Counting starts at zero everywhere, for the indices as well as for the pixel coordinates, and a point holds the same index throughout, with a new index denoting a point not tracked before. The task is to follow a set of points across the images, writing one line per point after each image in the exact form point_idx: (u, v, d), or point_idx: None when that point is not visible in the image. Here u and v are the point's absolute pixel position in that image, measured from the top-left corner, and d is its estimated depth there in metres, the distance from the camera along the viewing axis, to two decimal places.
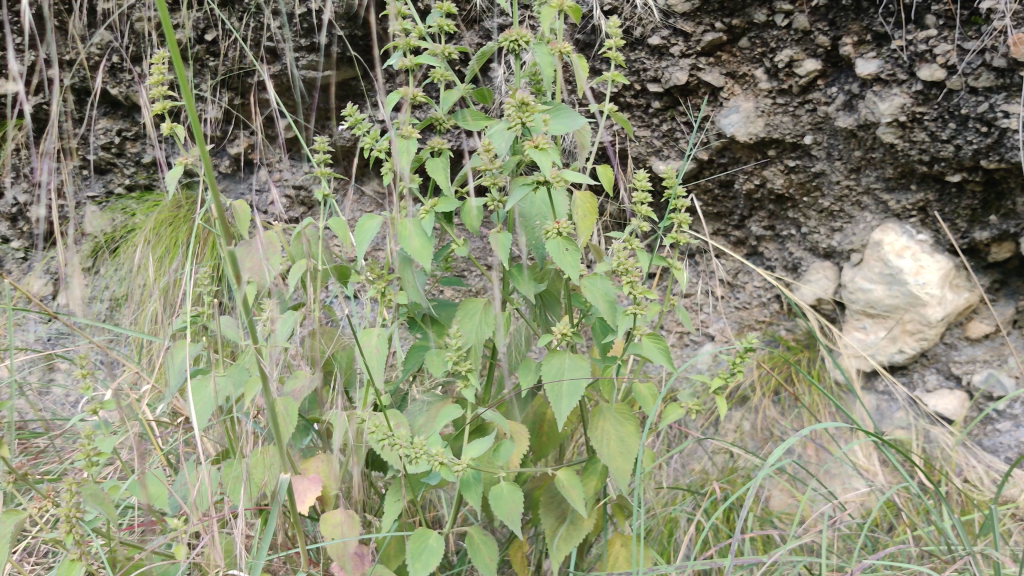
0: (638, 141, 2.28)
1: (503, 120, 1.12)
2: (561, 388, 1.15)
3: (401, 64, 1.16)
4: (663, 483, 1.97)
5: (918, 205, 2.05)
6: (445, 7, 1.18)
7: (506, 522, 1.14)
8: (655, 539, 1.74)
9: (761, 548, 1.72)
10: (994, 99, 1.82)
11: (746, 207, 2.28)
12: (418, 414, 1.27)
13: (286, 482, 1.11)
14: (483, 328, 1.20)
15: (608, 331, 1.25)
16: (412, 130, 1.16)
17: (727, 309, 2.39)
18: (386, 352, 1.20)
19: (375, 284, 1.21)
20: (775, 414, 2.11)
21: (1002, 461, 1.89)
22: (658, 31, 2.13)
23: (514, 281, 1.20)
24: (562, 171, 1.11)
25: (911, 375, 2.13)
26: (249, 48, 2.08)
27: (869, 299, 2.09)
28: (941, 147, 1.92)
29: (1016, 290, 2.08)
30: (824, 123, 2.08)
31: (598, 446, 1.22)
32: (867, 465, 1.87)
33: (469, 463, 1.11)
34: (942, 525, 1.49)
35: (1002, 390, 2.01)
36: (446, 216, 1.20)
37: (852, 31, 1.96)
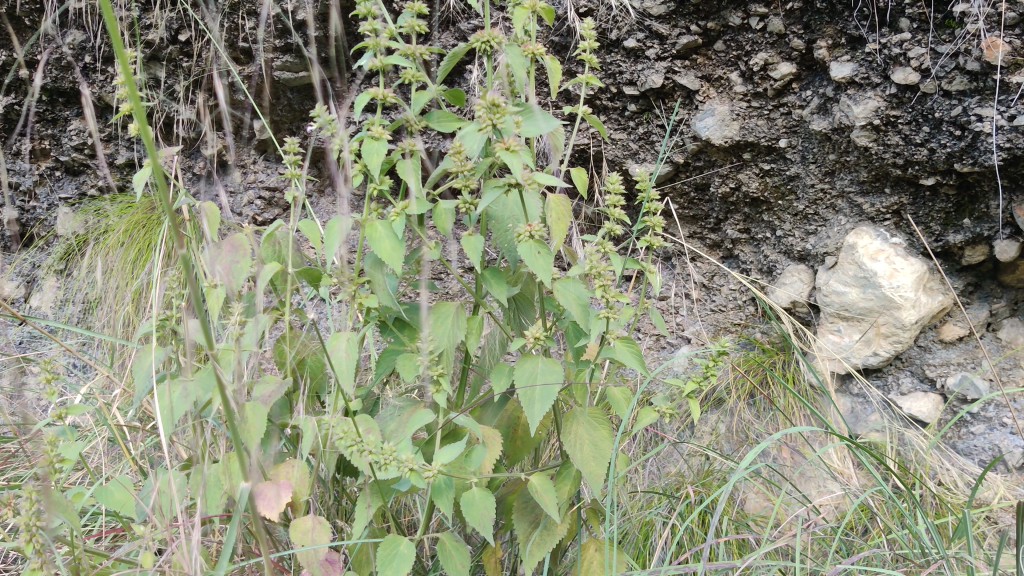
0: (615, 143, 2.28)
1: (473, 121, 1.08)
2: (534, 393, 1.13)
3: (371, 65, 1.14)
4: (639, 486, 1.97)
5: (892, 208, 2.05)
6: (415, 7, 1.16)
7: (477, 528, 1.13)
8: (630, 543, 1.74)
9: (736, 552, 1.72)
10: (967, 102, 1.81)
11: (721, 210, 2.31)
12: (390, 418, 1.25)
13: (249, 489, 1.02)
14: (456, 332, 1.18)
15: (581, 335, 1.23)
16: (382, 132, 1.14)
17: (703, 312, 2.40)
18: (356, 357, 1.17)
19: (345, 287, 1.19)
20: (750, 416, 2.11)
21: (975, 464, 1.90)
22: (633, 34, 2.13)
23: (487, 285, 1.17)
24: (534, 174, 1.09)
25: (885, 378, 2.14)
26: (222, 48, 2.07)
27: (843, 302, 2.09)
28: (915, 150, 1.92)
29: (990, 294, 2.09)
30: (798, 127, 2.09)
31: (572, 451, 1.21)
32: (841, 468, 1.87)
33: (440, 469, 1.09)
34: (915, 530, 1.49)
35: (976, 393, 2.01)
36: (417, 218, 1.18)
37: (826, 35, 1.97)
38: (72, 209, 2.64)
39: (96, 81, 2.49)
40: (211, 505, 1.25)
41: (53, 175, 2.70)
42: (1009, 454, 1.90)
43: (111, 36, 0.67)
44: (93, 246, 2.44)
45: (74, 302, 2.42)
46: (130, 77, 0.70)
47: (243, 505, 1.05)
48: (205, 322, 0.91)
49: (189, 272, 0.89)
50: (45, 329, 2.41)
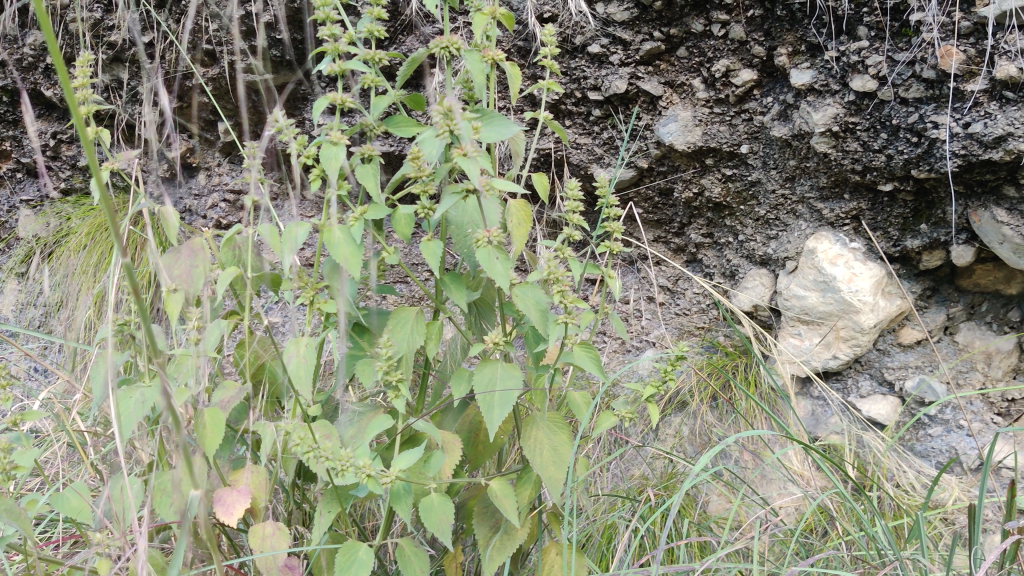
0: (580, 148, 2.29)
1: (431, 127, 1.07)
2: (493, 399, 1.13)
3: (329, 69, 1.13)
4: (603, 489, 1.98)
5: (851, 214, 2.07)
6: (375, 12, 1.16)
7: (436, 534, 1.12)
8: (593, 546, 1.74)
9: (698, 554, 1.73)
10: (924, 109, 1.84)
11: (685, 214, 2.34)
12: (349, 423, 1.24)
13: (201, 497, 1.02)
14: (415, 338, 1.18)
15: (541, 340, 1.23)
16: (341, 136, 1.13)
17: (667, 316, 2.42)
18: (315, 362, 1.17)
19: (304, 292, 1.19)
20: (712, 419, 2.13)
21: (931, 466, 1.93)
22: (597, 40, 2.14)
23: (446, 290, 1.17)
24: (492, 179, 1.08)
25: (845, 381, 2.17)
26: (185, 51, 2.05)
27: (804, 306, 2.11)
28: (873, 157, 1.94)
29: (947, 298, 2.12)
30: (759, 133, 2.12)
31: (531, 456, 1.21)
32: (801, 471, 1.89)
33: (397, 475, 1.09)
34: (871, 532, 1.51)
35: (934, 396, 2.04)
36: (376, 223, 1.17)
37: (786, 42, 1.98)
38: (33, 212, 2.61)
39: (57, 82, 2.46)
40: (168, 512, 1.24)
41: (14, 177, 2.66)
42: (964, 457, 1.93)
43: (45, 35, 0.66)
44: (54, 249, 2.41)
45: (35, 305, 2.39)
46: (65, 76, 0.68)
47: (193, 513, 1.05)
48: (152, 332, 0.91)
49: (133, 276, 0.88)
50: (5, 334, 2.38)
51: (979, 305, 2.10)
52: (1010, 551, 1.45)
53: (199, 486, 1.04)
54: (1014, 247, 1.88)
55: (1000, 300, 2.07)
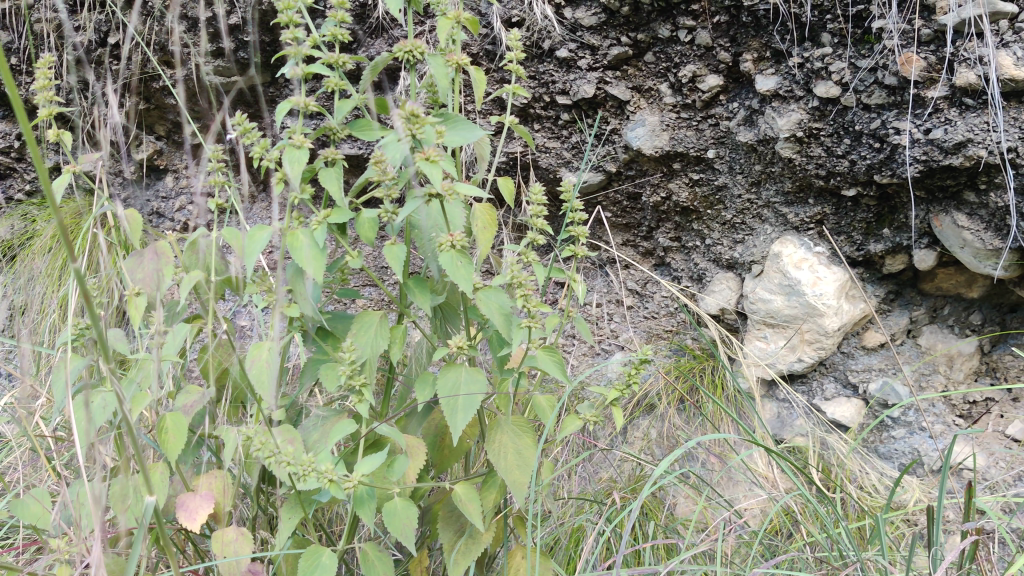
0: (549, 152, 2.30)
1: (393, 132, 1.07)
2: (457, 403, 1.14)
3: (292, 72, 1.12)
4: (571, 492, 1.98)
5: (816, 218, 2.10)
6: (339, 15, 1.16)
7: (399, 538, 1.12)
8: (560, 549, 1.75)
9: (664, 556, 1.74)
10: (886, 115, 1.86)
11: (653, 218, 2.35)
12: (312, 428, 1.24)
13: (155, 503, 1.01)
14: (379, 342, 1.18)
15: (505, 344, 1.23)
16: (304, 140, 1.12)
17: (635, 319, 2.43)
18: (278, 366, 1.17)
19: (266, 296, 1.18)
20: (680, 422, 2.14)
21: (893, 467, 1.95)
22: (565, 45, 2.14)
23: (409, 294, 1.17)
24: (455, 184, 1.08)
25: (810, 384, 2.19)
26: (151, 52, 2.04)
27: (769, 309, 2.13)
28: (836, 162, 1.96)
29: (910, 302, 2.14)
30: (725, 138, 2.14)
31: (495, 460, 1.21)
32: (766, 473, 1.90)
33: (360, 480, 1.09)
34: (832, 533, 1.53)
35: (896, 398, 2.07)
36: (340, 227, 1.17)
37: (751, 48, 2.00)
38: None
39: (22, 84, 2.43)
40: (128, 517, 1.23)
41: None
42: (926, 458, 1.96)
43: None
44: (18, 252, 2.38)
45: None
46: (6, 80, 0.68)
47: (147, 519, 1.05)
48: (106, 340, 0.92)
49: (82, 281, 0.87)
50: None
51: (941, 309, 2.12)
52: (968, 551, 1.47)
53: (154, 493, 1.03)
54: (974, 252, 1.91)
55: (961, 303, 2.10)
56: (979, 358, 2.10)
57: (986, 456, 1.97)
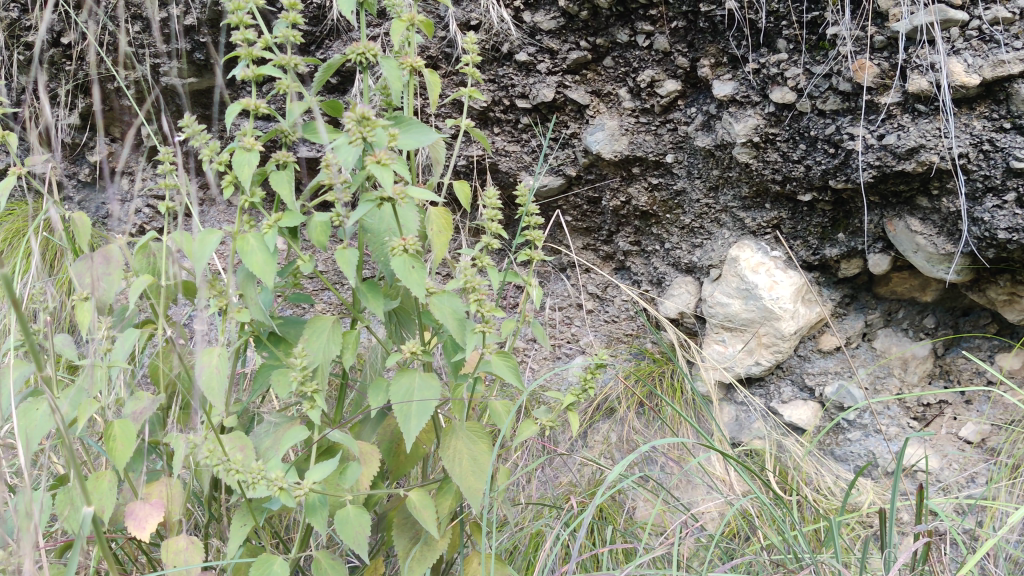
0: (509, 155, 2.29)
1: (343, 135, 1.06)
2: (410, 409, 1.12)
3: (241, 74, 1.10)
4: (531, 496, 1.97)
5: (772, 223, 2.11)
6: (291, 17, 1.14)
7: (352, 546, 1.11)
8: (519, 555, 1.74)
9: (622, 560, 1.74)
10: (840, 121, 1.88)
11: (613, 222, 2.36)
12: (264, 435, 1.22)
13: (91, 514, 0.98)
14: (331, 347, 1.16)
15: (459, 349, 1.22)
16: (254, 142, 1.11)
17: (596, 323, 2.44)
18: (228, 373, 1.15)
19: (216, 302, 1.16)
20: (639, 426, 2.14)
21: (849, 470, 1.97)
22: (525, 48, 2.14)
23: (362, 299, 1.15)
24: (407, 187, 1.07)
25: (768, 387, 2.21)
26: (105, 53, 2.01)
27: (727, 313, 2.14)
28: (792, 167, 1.98)
29: (865, 305, 2.17)
30: (684, 143, 2.15)
31: (450, 466, 1.20)
32: (723, 476, 1.91)
33: (311, 487, 1.07)
34: (788, 536, 1.54)
35: (852, 401, 2.09)
36: (291, 231, 1.15)
37: (709, 54, 2.01)
38: None
39: None
40: (72, 527, 1.20)
41: None
42: (881, 460, 1.97)
43: None
44: None
45: None
46: None
47: (86, 529, 1.03)
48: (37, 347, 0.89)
49: (12, 288, 0.84)
50: None
51: (896, 312, 2.15)
52: (921, 552, 1.48)
53: (90, 504, 1.01)
54: (927, 256, 1.93)
55: (916, 306, 2.12)
56: (933, 360, 2.12)
57: (940, 458, 2.00)
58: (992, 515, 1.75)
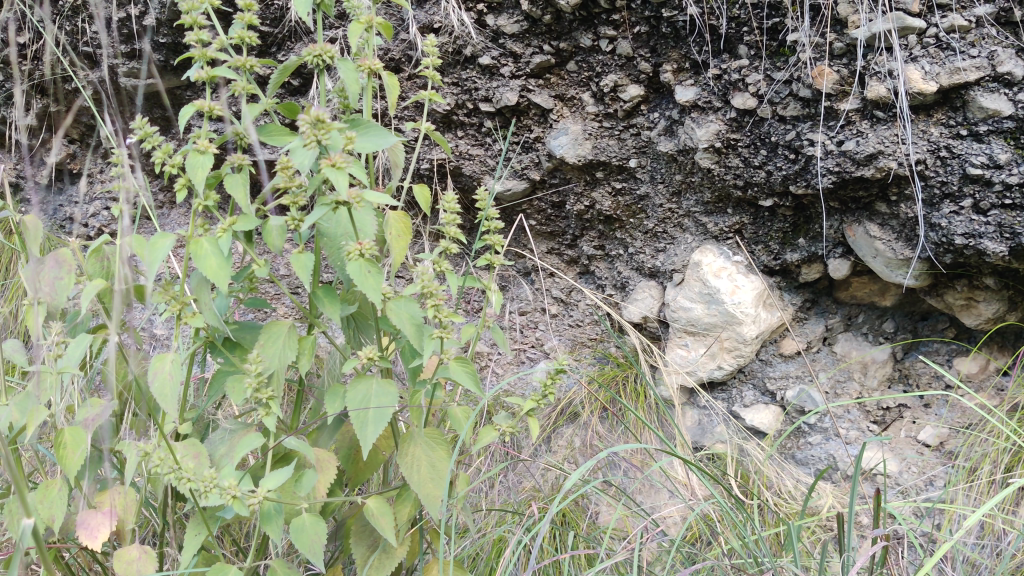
0: (472, 159, 2.29)
1: (299, 138, 1.04)
2: (367, 416, 1.11)
3: (195, 76, 1.08)
4: (494, 502, 1.96)
5: (734, 227, 2.12)
6: (246, 17, 1.13)
7: (307, 555, 1.10)
8: (480, 562, 1.72)
9: (584, 565, 1.73)
10: (801, 127, 1.89)
11: (577, 227, 2.36)
12: (219, 442, 1.20)
13: (30, 527, 0.95)
14: (287, 353, 1.15)
15: (416, 355, 1.20)
16: (208, 144, 1.09)
17: (560, 327, 2.44)
18: (181, 379, 1.13)
19: (169, 307, 1.14)
20: (603, 430, 2.14)
21: (809, 473, 1.98)
22: (488, 52, 2.14)
23: (318, 304, 1.14)
24: (363, 191, 1.05)
25: (730, 391, 2.22)
26: (60, 53, 1.97)
27: (690, 317, 2.15)
28: (754, 172, 1.99)
29: (825, 310, 2.19)
30: (647, 148, 2.16)
31: (408, 473, 1.19)
32: (684, 481, 1.91)
33: (265, 495, 1.06)
34: (748, 540, 1.54)
35: (813, 404, 2.09)
36: (245, 235, 1.14)
37: (671, 59, 2.02)
38: None
39: None
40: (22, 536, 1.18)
41: None
42: (841, 464, 1.99)
43: None
44: None
45: None
46: None
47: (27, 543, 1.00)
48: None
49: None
50: None
51: (855, 317, 2.17)
52: (880, 555, 1.49)
53: (30, 516, 0.97)
54: (886, 261, 1.94)
55: (875, 311, 2.14)
56: (893, 364, 2.13)
57: (899, 461, 2.01)
58: (949, 518, 1.77)
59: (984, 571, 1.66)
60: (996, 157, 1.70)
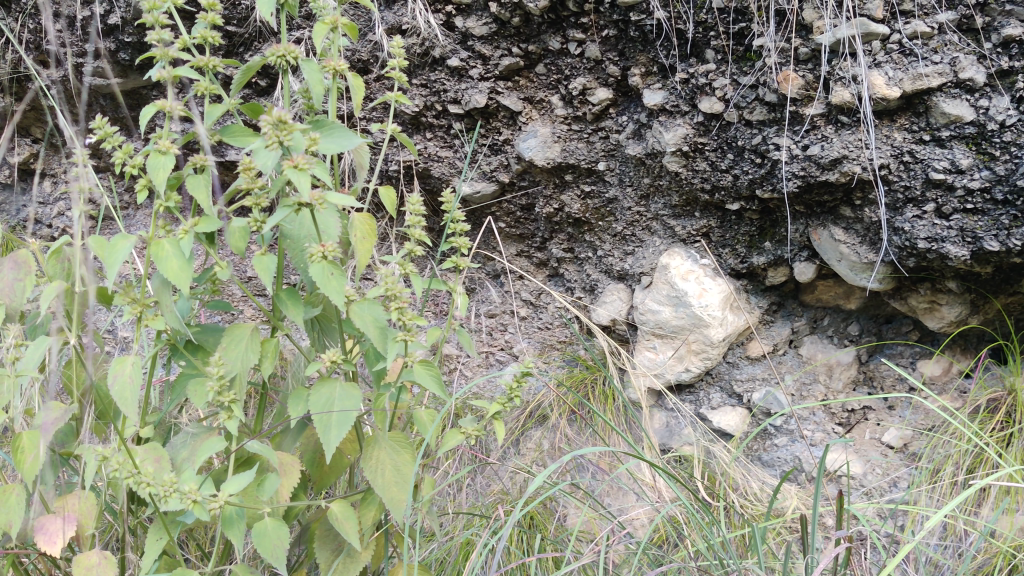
0: (441, 161, 2.28)
1: (260, 138, 1.03)
2: (330, 419, 1.10)
3: (158, 75, 1.07)
4: (462, 505, 1.96)
5: (702, 231, 2.14)
6: (209, 17, 1.11)
7: (269, 561, 1.08)
8: (446, 566, 1.72)
9: (551, 568, 1.73)
10: (766, 131, 1.90)
11: (546, 229, 2.37)
12: (181, 446, 1.19)
13: None
14: (250, 356, 1.13)
15: (380, 358, 1.20)
16: (170, 145, 1.08)
17: (529, 330, 2.44)
18: (141, 382, 1.11)
19: (129, 309, 1.13)
20: (572, 432, 2.14)
21: (774, 475, 2.00)
22: (456, 54, 2.14)
23: (281, 307, 1.13)
24: (326, 193, 1.05)
25: (697, 393, 2.23)
26: (21, 52, 1.95)
27: (658, 320, 2.15)
28: (720, 176, 2.00)
29: (792, 312, 2.21)
30: (615, 151, 2.17)
31: (372, 477, 1.18)
32: (652, 482, 1.91)
33: (227, 499, 1.05)
34: (713, 541, 1.55)
35: (778, 407, 2.10)
36: (207, 237, 1.12)
37: (639, 63, 2.03)
38: None
39: None
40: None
41: None
42: (806, 466, 2.00)
43: None
44: None
45: None
46: None
47: None
48: None
49: None
50: None
51: (821, 320, 2.19)
52: (842, 556, 1.50)
53: None
54: (851, 265, 1.96)
55: (840, 314, 2.16)
56: (857, 367, 2.17)
57: (863, 463, 2.03)
58: (912, 519, 1.79)
59: (946, 571, 1.68)
60: (957, 162, 1.73)
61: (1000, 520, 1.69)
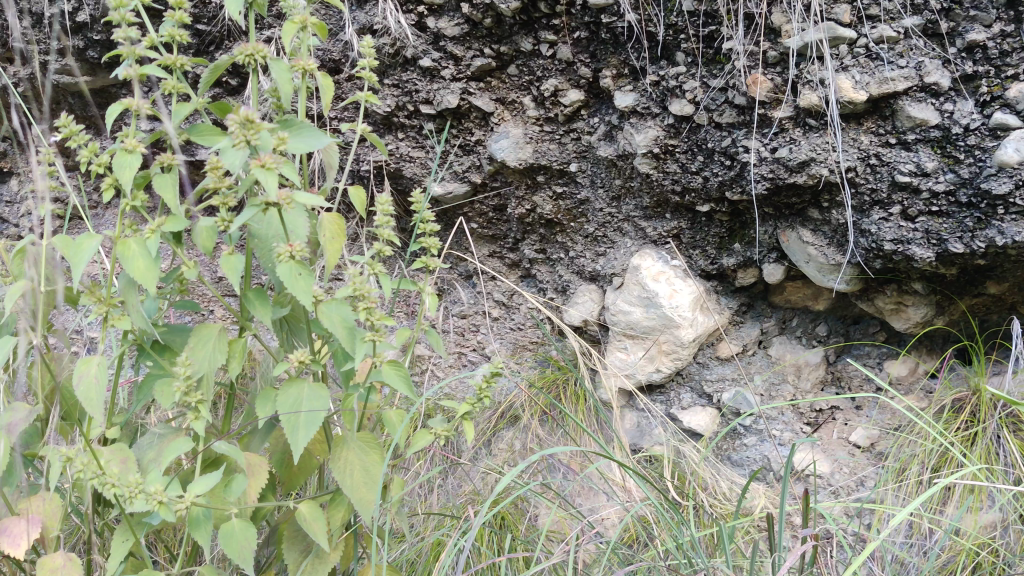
0: (413, 162, 2.30)
1: (227, 137, 1.03)
2: (298, 419, 1.10)
3: (124, 73, 1.06)
4: (433, 506, 1.96)
5: (672, 232, 2.16)
6: (176, 16, 1.11)
7: (237, 562, 1.08)
8: (416, 567, 1.72)
9: (521, 567, 1.74)
10: (736, 134, 1.91)
11: (519, 230, 2.38)
12: (148, 446, 1.18)
13: None
14: (217, 357, 1.12)
15: (349, 359, 1.20)
16: (137, 144, 1.07)
17: (501, 331, 2.45)
18: (108, 382, 1.10)
19: (95, 309, 1.12)
20: (543, 433, 2.14)
21: (742, 474, 2.01)
22: (428, 54, 2.14)
23: (249, 307, 1.13)
24: (294, 193, 1.05)
25: (668, 394, 2.25)
26: None
27: (629, 321, 2.16)
28: (691, 178, 2.02)
29: (761, 313, 2.23)
30: (587, 152, 2.18)
31: (341, 477, 1.18)
32: (622, 482, 1.92)
33: (193, 500, 1.04)
34: (682, 540, 1.56)
35: (748, 406, 2.11)
36: (175, 237, 1.12)
37: (610, 65, 2.04)
38: None
39: None
40: None
41: None
42: (774, 465, 2.02)
43: None
44: None
45: None
46: None
47: None
48: None
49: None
50: None
51: (790, 321, 2.21)
52: (809, 553, 1.52)
53: None
54: (818, 267, 1.98)
55: (809, 315, 2.18)
56: (825, 368, 2.19)
57: (831, 462, 2.05)
58: (878, 518, 1.81)
59: (911, 569, 1.70)
60: (923, 165, 1.75)
61: (964, 517, 1.71)
